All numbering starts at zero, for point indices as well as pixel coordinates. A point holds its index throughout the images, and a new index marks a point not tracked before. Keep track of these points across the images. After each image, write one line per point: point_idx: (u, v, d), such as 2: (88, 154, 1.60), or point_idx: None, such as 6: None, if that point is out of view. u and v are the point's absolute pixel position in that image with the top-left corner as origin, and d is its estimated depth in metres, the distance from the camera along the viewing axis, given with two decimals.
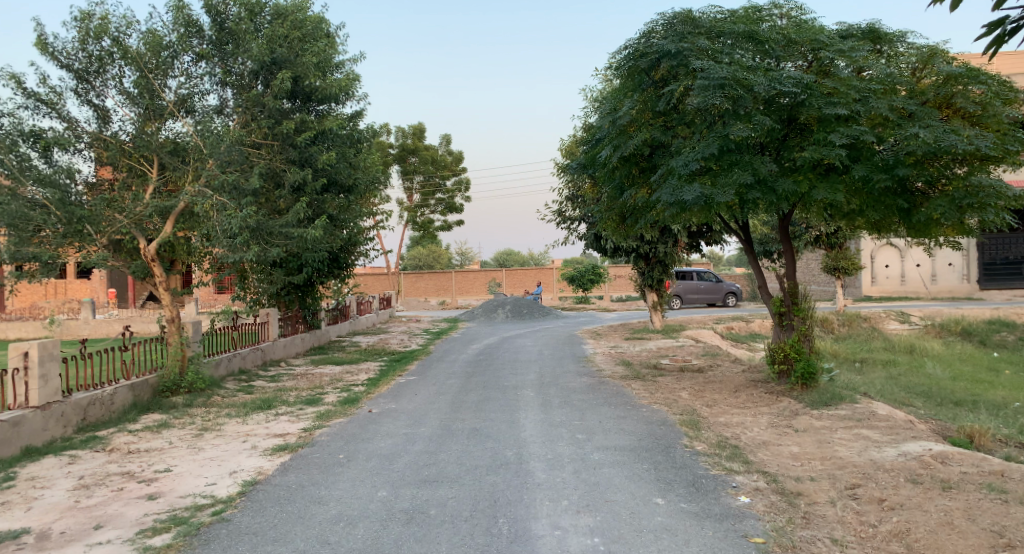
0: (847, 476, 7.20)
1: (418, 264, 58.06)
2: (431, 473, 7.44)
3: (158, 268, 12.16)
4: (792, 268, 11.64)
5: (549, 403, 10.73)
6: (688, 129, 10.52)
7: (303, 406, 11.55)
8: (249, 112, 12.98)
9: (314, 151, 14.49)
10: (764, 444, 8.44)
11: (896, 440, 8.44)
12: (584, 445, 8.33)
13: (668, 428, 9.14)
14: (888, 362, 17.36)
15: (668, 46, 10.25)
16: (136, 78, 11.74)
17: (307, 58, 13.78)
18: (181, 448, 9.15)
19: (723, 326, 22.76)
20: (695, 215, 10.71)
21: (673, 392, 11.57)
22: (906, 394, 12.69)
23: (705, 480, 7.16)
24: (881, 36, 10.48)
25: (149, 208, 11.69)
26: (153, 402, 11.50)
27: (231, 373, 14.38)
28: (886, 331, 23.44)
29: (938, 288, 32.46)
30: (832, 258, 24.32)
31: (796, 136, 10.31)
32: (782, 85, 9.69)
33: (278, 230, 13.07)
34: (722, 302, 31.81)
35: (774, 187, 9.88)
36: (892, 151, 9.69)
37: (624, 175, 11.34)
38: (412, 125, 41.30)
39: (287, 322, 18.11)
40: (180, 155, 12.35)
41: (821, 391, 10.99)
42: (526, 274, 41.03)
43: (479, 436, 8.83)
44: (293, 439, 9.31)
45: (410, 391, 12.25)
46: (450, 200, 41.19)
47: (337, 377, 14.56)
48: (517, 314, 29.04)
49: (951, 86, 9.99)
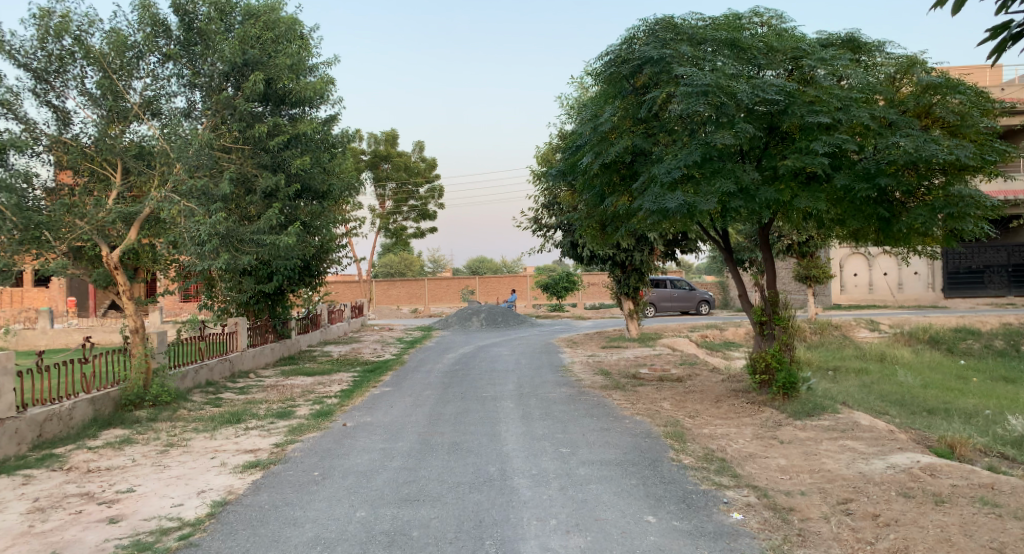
0: (837, 490, 7.04)
1: (389, 271, 57.59)
2: (411, 492, 7.13)
3: (121, 277, 11.71)
4: (773, 278, 11.54)
5: (529, 415, 10.48)
6: (669, 137, 10.34)
7: (274, 419, 11.16)
8: (218, 115, 12.57)
9: (287, 156, 14.15)
10: (751, 457, 8.26)
11: (882, 451, 8.31)
12: (569, 460, 8.09)
13: (653, 440, 8.94)
14: (861, 370, 17.39)
15: (651, 52, 10.10)
16: (99, 79, 11.38)
17: (280, 59, 13.45)
18: (145, 466, 8.75)
19: (697, 334, 22.69)
20: (675, 224, 10.54)
21: (655, 403, 11.38)
22: (882, 402, 12.65)
23: (696, 495, 6.97)
24: (860, 45, 10.39)
25: (112, 214, 11.29)
26: (115, 417, 11.03)
27: (198, 385, 13.91)
28: (857, 339, 23.56)
29: (905, 296, 32.94)
30: (803, 266, 24.39)
31: (778, 144, 10.18)
32: (766, 93, 9.52)
33: (248, 238, 12.67)
34: (695, 310, 31.87)
35: (756, 196, 9.72)
36: (873, 160, 9.58)
37: (605, 182, 11.12)
38: (384, 131, 40.83)
39: (257, 331, 17.64)
40: (145, 159, 11.93)
41: (802, 401, 10.86)
42: (499, 281, 40.88)
43: (460, 451, 8.54)
44: (264, 455, 8.95)
45: (385, 403, 11.91)
46: (423, 207, 40.85)
47: (308, 388, 14.16)
48: (491, 322, 28.81)
49: (930, 95, 9.90)
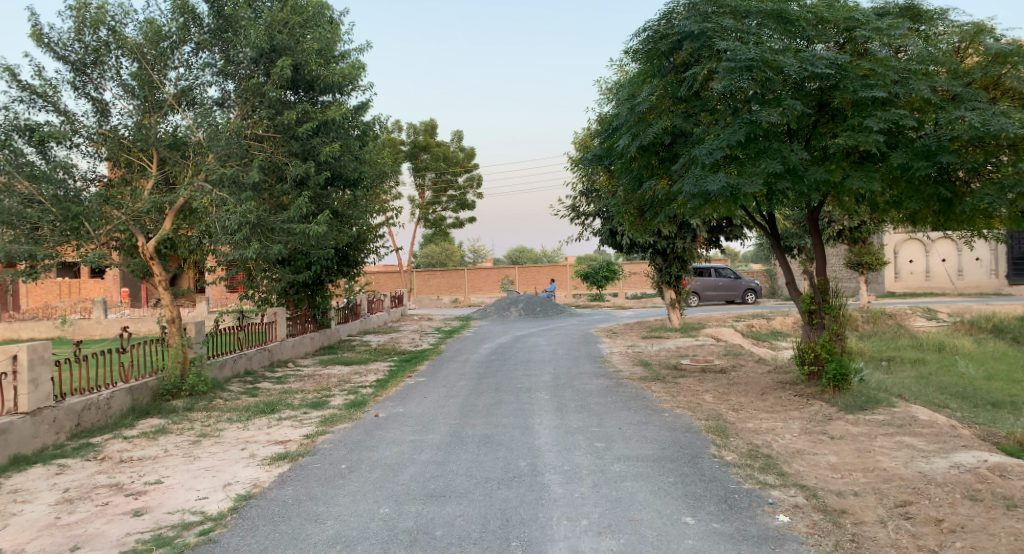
0: (895, 491, 6.55)
1: (431, 261, 57.68)
2: (438, 487, 6.86)
3: (157, 267, 11.63)
4: (822, 265, 10.97)
5: (565, 407, 10.14)
6: (711, 117, 9.85)
7: (308, 410, 11.02)
8: (249, 103, 12.51)
9: (316, 143, 13.90)
10: (799, 453, 7.79)
11: (943, 449, 7.76)
12: (604, 455, 7.74)
13: (694, 435, 8.52)
14: (917, 361, 16.63)
15: (691, 27, 9.63)
16: (134, 69, 11.28)
17: (307, 44, 13.26)
18: (175, 456, 8.63)
19: (743, 323, 22.05)
20: (718, 208, 10.04)
21: (697, 396, 10.94)
22: (940, 395, 11.99)
23: (738, 495, 6.56)
24: (920, 13, 9.75)
25: (147, 203, 11.19)
26: (152, 406, 10.98)
27: (236, 375, 13.89)
28: (912, 328, 22.63)
29: (965, 283, 31.62)
30: (855, 253, 23.52)
31: (828, 122, 9.61)
32: (816, 66, 8.98)
33: (278, 226, 12.45)
34: (741, 299, 31.09)
35: (805, 177, 9.15)
36: (934, 137, 8.97)
37: (643, 166, 10.66)
38: (424, 122, 40.73)
39: (296, 321, 17.59)
40: (180, 150, 11.81)
41: (854, 394, 10.31)
42: (540, 270, 40.57)
43: (492, 444, 8.26)
44: (294, 446, 8.79)
45: (418, 394, 11.69)
46: (462, 197, 40.64)
47: (345, 378, 14.03)
48: (531, 311, 28.51)
49: (1000, 65, 9.18)
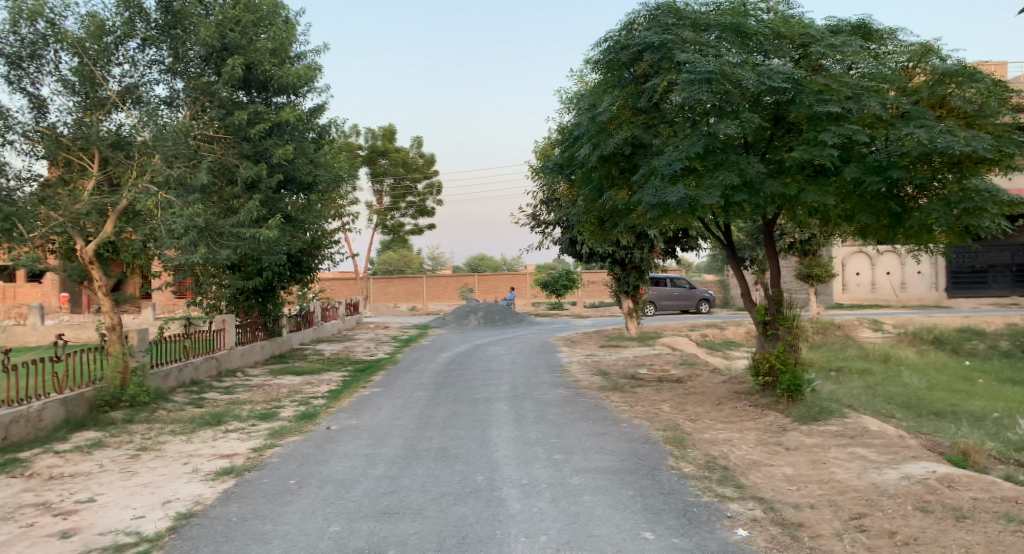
0: (850, 504, 6.54)
1: (388, 268, 57.17)
2: (391, 504, 6.65)
3: (97, 271, 11.15)
4: (776, 276, 11.05)
5: (523, 418, 9.99)
6: (670, 129, 9.88)
7: (256, 422, 10.67)
8: (198, 103, 12.18)
9: (269, 145, 13.58)
10: (755, 465, 7.77)
11: (895, 460, 7.81)
12: (562, 467, 7.61)
13: (652, 446, 8.45)
14: (864, 371, 16.92)
15: (652, 38, 9.61)
16: (75, 65, 10.91)
17: (262, 43, 12.98)
18: (111, 472, 8.24)
19: (698, 333, 22.21)
20: (677, 219, 10.03)
21: (655, 406, 10.90)
22: (888, 405, 12.18)
23: (697, 509, 6.48)
24: (871, 32, 9.90)
25: (87, 205, 10.78)
26: (88, 418, 10.50)
27: (181, 384, 13.43)
28: (860, 339, 23.07)
29: (908, 296, 32.49)
30: (805, 265, 23.90)
31: (783, 136, 9.68)
32: (772, 81, 9.05)
33: (227, 230, 12.08)
34: (695, 308, 31.39)
35: (761, 190, 9.21)
36: (885, 152, 9.07)
37: (603, 176, 10.63)
38: (383, 127, 40.35)
39: (246, 328, 17.12)
40: (123, 150, 11.35)
41: (808, 404, 10.37)
42: (499, 278, 40.49)
43: (448, 458, 8.06)
44: (240, 460, 8.46)
45: (372, 404, 11.43)
46: (421, 204, 40.27)
47: (296, 388, 13.67)
48: (489, 320, 28.34)
49: (946, 84, 9.34)
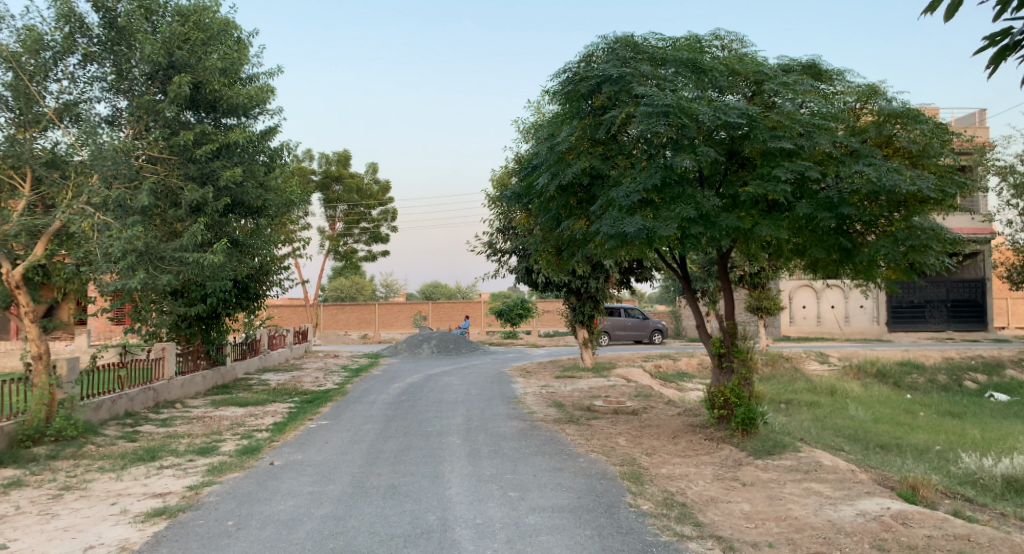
0: (807, 542, 6.39)
1: (340, 295, 56.36)
2: (336, 547, 6.29)
3: (24, 296, 10.49)
4: (731, 309, 10.99)
5: (476, 453, 9.67)
6: (628, 161, 9.79)
7: (194, 457, 10.16)
8: (142, 121, 11.85)
9: (216, 167, 13.08)
10: (712, 501, 7.59)
11: (850, 496, 7.72)
12: (517, 506, 7.32)
13: (609, 482, 8.22)
14: (813, 403, 17.02)
15: (610, 70, 9.57)
16: (9, 79, 10.40)
17: (210, 62, 12.61)
18: (28, 515, 7.67)
19: (651, 364, 22.18)
20: (634, 250, 9.92)
21: (610, 439, 10.70)
22: (837, 438, 12.19)
23: (656, 549, 6.27)
24: (821, 72, 9.93)
25: (16, 226, 10.15)
26: (8, 454, 9.85)
27: (114, 416, 12.77)
28: (807, 371, 23.32)
29: (851, 329, 33.13)
30: (755, 297, 24.12)
31: (738, 170, 9.66)
32: (728, 116, 9.02)
33: (169, 254, 11.58)
34: (648, 339, 31.45)
35: (717, 223, 9.15)
36: (836, 189, 9.07)
37: (561, 206, 10.50)
38: (337, 152, 39.92)
39: (187, 357, 16.47)
40: (59, 169, 10.91)
41: (762, 438, 10.28)
42: (452, 307, 40.19)
43: (397, 496, 7.70)
44: (173, 500, 7.98)
45: (319, 438, 10.99)
46: (375, 230, 39.81)
47: (238, 420, 13.11)
48: (443, 349, 27.94)
49: (892, 125, 9.39)
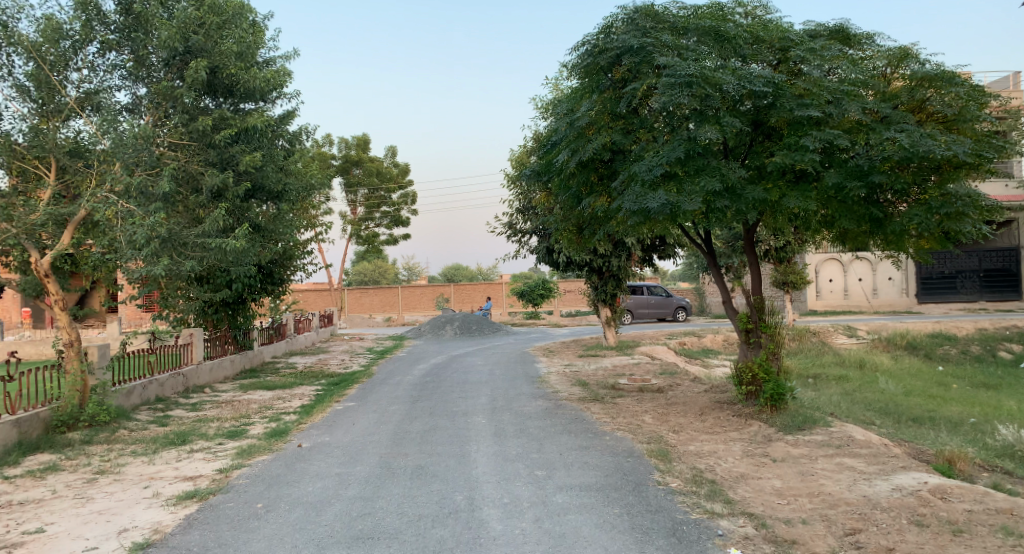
0: (843, 518, 6.27)
1: (363, 279, 56.61)
2: (365, 528, 6.29)
3: (53, 285, 10.56)
4: (758, 283, 10.82)
5: (502, 433, 9.62)
6: (650, 135, 9.63)
7: (223, 440, 10.24)
8: (161, 108, 11.91)
9: (235, 151, 13.08)
10: (743, 478, 7.49)
11: (884, 471, 7.57)
12: (545, 485, 7.28)
13: (637, 460, 8.14)
14: (841, 377, 16.80)
15: (630, 41, 9.37)
16: (30, 69, 10.43)
17: (226, 46, 12.58)
18: (64, 499, 7.77)
19: (676, 341, 22.02)
20: (657, 225, 9.76)
21: (636, 417, 10.61)
22: (867, 412, 12.00)
23: (686, 527, 6.19)
24: (849, 36, 9.61)
25: (42, 215, 10.28)
26: (43, 439, 9.98)
27: (145, 402, 12.91)
28: (835, 345, 23.03)
29: (880, 301, 32.62)
30: (781, 272, 23.79)
31: (764, 141, 9.44)
32: (753, 84, 8.81)
33: (192, 240, 11.62)
34: (671, 316, 31.29)
35: (743, 195, 8.96)
36: (866, 157, 8.82)
37: (582, 183, 10.36)
38: (356, 136, 39.93)
39: (215, 342, 16.59)
40: (83, 158, 10.96)
41: (792, 414, 10.13)
42: (474, 288, 40.19)
43: (424, 476, 7.70)
44: (204, 483, 8.05)
45: (346, 420, 11.02)
46: (396, 214, 39.85)
47: (266, 403, 13.20)
48: (466, 330, 27.93)
49: (925, 88, 9.10)
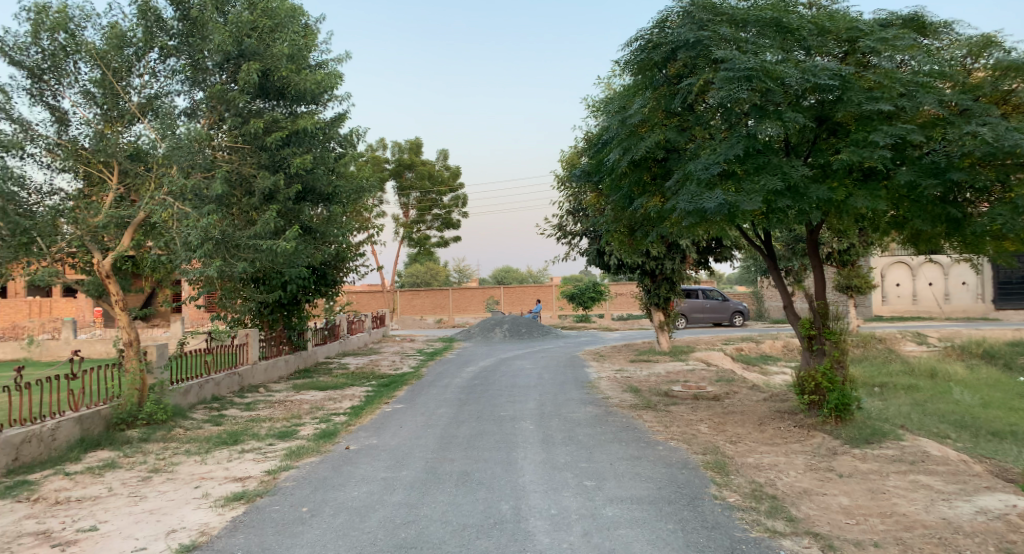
0: (919, 542, 5.86)
1: (415, 281, 56.98)
2: (408, 536, 6.13)
3: (114, 286, 10.74)
4: (821, 287, 10.35)
5: (551, 440, 9.37)
6: (706, 132, 9.29)
7: (274, 441, 10.24)
8: (216, 111, 11.97)
9: (286, 154, 13.15)
10: (806, 494, 7.10)
11: (965, 490, 7.09)
12: (594, 496, 7.02)
13: (692, 473, 7.81)
14: (911, 387, 16.05)
15: (686, 35, 9.03)
16: (96, 76, 10.65)
17: (278, 48, 12.62)
18: (118, 496, 7.82)
19: (732, 347, 21.44)
20: (714, 227, 9.41)
21: (691, 426, 10.26)
22: (939, 424, 11.37)
23: (745, 546, 5.86)
24: (925, 25, 9.07)
25: (104, 217, 10.43)
26: (103, 436, 10.12)
27: (202, 401, 13.05)
28: (903, 353, 22.11)
29: (952, 307, 31.24)
30: (844, 276, 22.93)
31: (828, 138, 8.99)
32: (818, 78, 8.39)
33: (243, 242, 11.67)
34: (728, 321, 30.59)
35: (806, 194, 8.51)
36: (943, 153, 8.31)
37: (634, 182, 10.06)
38: (409, 140, 40.16)
39: (270, 342, 16.75)
40: (143, 162, 11.11)
41: (858, 426, 9.64)
42: (525, 291, 39.96)
43: (470, 483, 7.51)
44: (253, 484, 8.02)
45: (395, 423, 10.91)
46: (447, 216, 39.94)
47: (317, 404, 13.22)
48: (516, 333, 27.73)
49: (1013, 78, 8.42)
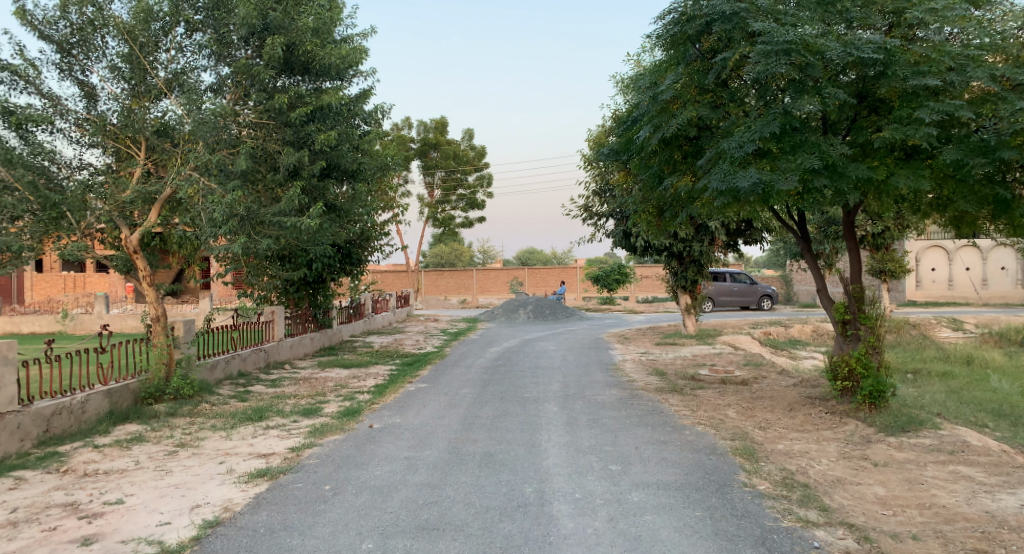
0: (961, 536, 5.64)
1: (439, 261, 56.99)
2: (430, 517, 6.03)
3: (141, 261, 10.76)
4: (857, 270, 10.05)
5: (576, 422, 9.22)
6: (740, 108, 9.01)
7: (298, 418, 10.21)
8: (241, 88, 11.92)
9: (311, 130, 13.04)
10: (840, 483, 6.89)
11: (1009, 483, 6.83)
12: (620, 480, 6.88)
13: (720, 459, 7.62)
14: (945, 375, 15.68)
15: (722, 7, 8.73)
16: (123, 51, 10.59)
17: (303, 22, 12.49)
18: (145, 470, 7.83)
19: (760, 331, 21.12)
20: (747, 208, 9.14)
21: (719, 411, 10.05)
22: (976, 413, 11.06)
23: (777, 536, 5.68)
24: None
25: (132, 193, 10.44)
26: (132, 410, 10.16)
27: (228, 376, 13.09)
28: (937, 339, 21.64)
29: (990, 293, 30.66)
30: (877, 260, 22.44)
31: (869, 115, 8.67)
32: (860, 51, 8.04)
33: (268, 219, 11.60)
34: (756, 305, 30.21)
35: (845, 174, 8.21)
36: (993, 131, 7.96)
37: (664, 161, 9.82)
38: (435, 119, 39.98)
39: (295, 320, 16.76)
40: (169, 137, 11.06)
41: (893, 413, 9.37)
42: (549, 273, 39.72)
43: (494, 464, 7.40)
44: (276, 461, 7.98)
45: (419, 402, 10.83)
46: (472, 197, 39.77)
47: (342, 382, 13.20)
48: (539, 314, 27.58)
49: None
